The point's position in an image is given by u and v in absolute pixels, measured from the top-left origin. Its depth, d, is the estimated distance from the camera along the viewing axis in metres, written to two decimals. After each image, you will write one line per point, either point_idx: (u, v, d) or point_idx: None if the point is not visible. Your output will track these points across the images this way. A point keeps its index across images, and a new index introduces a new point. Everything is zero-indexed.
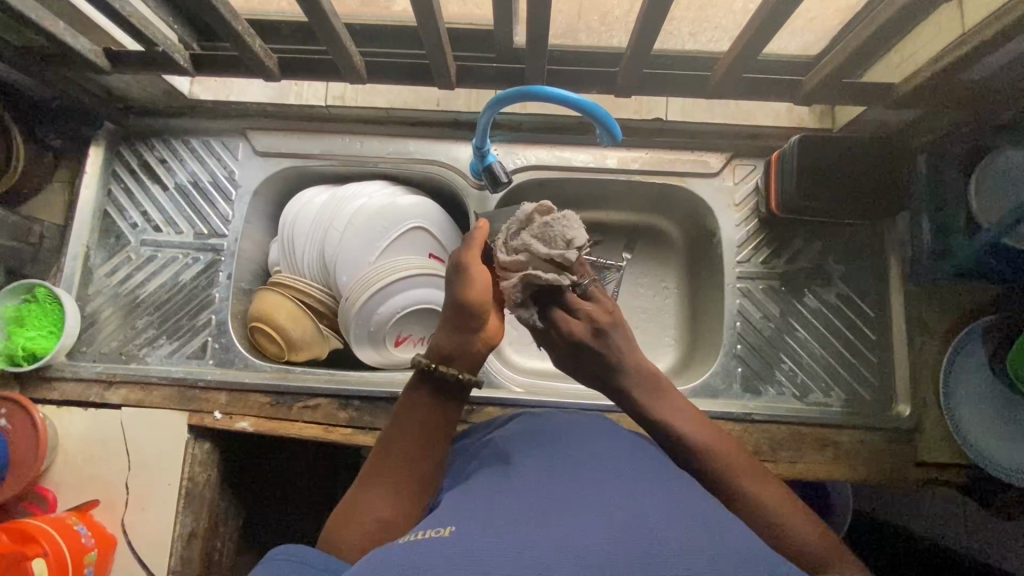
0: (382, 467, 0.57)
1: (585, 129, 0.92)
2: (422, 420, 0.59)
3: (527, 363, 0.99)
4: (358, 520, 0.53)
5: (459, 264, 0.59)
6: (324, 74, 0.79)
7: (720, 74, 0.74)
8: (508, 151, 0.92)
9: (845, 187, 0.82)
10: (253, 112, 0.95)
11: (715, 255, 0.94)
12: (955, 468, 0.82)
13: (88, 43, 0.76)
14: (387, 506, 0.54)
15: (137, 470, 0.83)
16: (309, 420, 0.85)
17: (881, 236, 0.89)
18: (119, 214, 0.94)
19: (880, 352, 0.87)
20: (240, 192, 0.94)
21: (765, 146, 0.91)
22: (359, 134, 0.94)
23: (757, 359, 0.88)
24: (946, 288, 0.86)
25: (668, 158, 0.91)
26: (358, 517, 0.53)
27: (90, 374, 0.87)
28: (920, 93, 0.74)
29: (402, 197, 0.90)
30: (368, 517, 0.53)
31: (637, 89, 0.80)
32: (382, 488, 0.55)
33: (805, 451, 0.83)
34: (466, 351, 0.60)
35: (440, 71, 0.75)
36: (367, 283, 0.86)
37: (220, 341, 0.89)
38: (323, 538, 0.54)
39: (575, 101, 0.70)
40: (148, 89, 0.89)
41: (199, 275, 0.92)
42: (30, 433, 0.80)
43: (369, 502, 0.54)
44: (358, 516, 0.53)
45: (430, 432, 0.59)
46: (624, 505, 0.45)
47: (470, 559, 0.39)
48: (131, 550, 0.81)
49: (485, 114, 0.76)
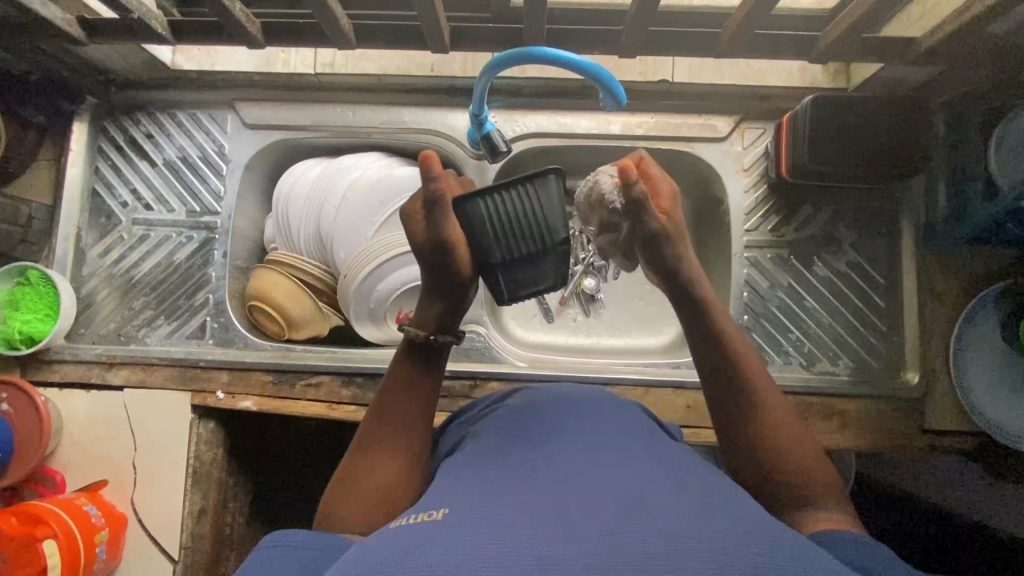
0: (380, 438, 0.58)
1: (586, 94, 0.88)
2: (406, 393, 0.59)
3: (530, 337, 0.98)
4: (360, 490, 0.54)
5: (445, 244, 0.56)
6: (311, 40, 0.75)
7: (730, 32, 0.70)
8: (507, 119, 0.88)
9: (860, 149, 0.79)
10: (240, 82, 0.91)
11: (722, 223, 0.92)
12: (961, 434, 0.82)
13: (60, 12, 0.72)
14: (388, 476, 0.55)
15: (143, 451, 0.83)
16: (312, 398, 0.85)
17: (894, 200, 0.86)
18: (108, 192, 0.91)
19: (890, 320, 0.86)
20: (231, 167, 0.91)
21: (775, 108, 0.88)
22: (351, 104, 0.90)
23: (764, 328, 0.87)
24: (960, 253, 0.83)
25: (674, 122, 0.88)
26: (358, 493, 0.54)
27: (90, 356, 0.86)
28: (942, 47, 0.70)
29: (399, 169, 0.88)
30: (367, 490, 0.54)
31: (642, 51, 0.75)
32: (382, 459, 0.56)
33: (812, 420, 0.82)
34: (439, 314, 0.60)
35: (432, 34, 0.71)
36: (366, 260, 0.84)
37: (219, 321, 0.88)
38: (323, 515, 0.54)
39: (575, 62, 0.67)
40: (129, 60, 0.85)
41: (194, 254, 0.90)
42: (32, 416, 0.80)
43: (371, 472, 0.55)
44: (358, 487, 0.55)
45: (415, 405, 0.59)
46: (630, 485, 0.44)
47: (472, 542, 0.38)
48: (141, 528, 0.82)
49: (482, 78, 0.72)
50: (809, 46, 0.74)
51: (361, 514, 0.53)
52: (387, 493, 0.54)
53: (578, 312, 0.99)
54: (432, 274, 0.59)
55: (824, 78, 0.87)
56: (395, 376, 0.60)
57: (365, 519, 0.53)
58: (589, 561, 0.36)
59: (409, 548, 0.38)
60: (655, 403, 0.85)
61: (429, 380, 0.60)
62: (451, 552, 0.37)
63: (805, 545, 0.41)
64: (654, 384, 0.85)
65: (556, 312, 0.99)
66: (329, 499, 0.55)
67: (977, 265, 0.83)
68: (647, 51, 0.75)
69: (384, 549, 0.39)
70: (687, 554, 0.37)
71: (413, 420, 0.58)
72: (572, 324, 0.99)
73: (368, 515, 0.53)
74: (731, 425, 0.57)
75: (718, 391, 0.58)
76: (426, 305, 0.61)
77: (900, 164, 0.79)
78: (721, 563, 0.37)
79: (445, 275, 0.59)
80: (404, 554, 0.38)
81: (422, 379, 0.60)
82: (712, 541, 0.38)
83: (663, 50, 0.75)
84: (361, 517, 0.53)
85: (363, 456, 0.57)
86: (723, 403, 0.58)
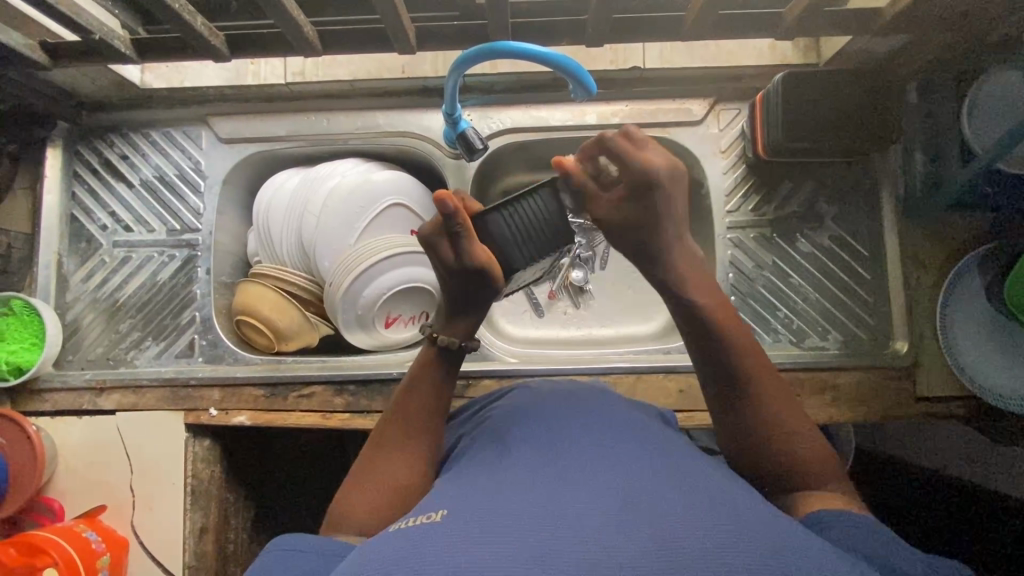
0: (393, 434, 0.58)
1: (559, 86, 0.87)
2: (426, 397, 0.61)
3: (522, 333, 0.98)
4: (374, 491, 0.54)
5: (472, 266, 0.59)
6: (277, 50, 0.75)
7: (693, 15, 0.70)
8: (482, 115, 0.88)
9: (833, 123, 0.79)
10: (211, 96, 0.90)
11: (703, 205, 0.92)
12: (954, 401, 0.82)
13: (21, 37, 0.71)
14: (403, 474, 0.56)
15: (139, 472, 0.82)
16: (307, 409, 0.84)
17: (873, 171, 0.87)
18: (87, 217, 0.91)
19: (875, 291, 0.86)
20: (209, 183, 0.90)
21: (748, 88, 0.88)
22: (325, 112, 0.90)
23: (752, 307, 0.87)
24: (942, 220, 0.84)
25: (648, 109, 0.87)
26: (370, 494, 0.54)
27: (79, 382, 0.86)
28: (908, 16, 0.70)
29: (377, 173, 0.87)
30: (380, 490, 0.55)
31: (609, 38, 0.75)
32: (396, 459, 0.57)
33: (805, 396, 0.82)
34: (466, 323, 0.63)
35: (397, 35, 0.71)
36: (350, 268, 0.84)
37: (207, 338, 0.88)
38: (331, 516, 0.54)
39: (542, 55, 0.66)
40: (97, 82, 0.84)
41: (177, 273, 0.90)
42: (25, 446, 0.80)
43: (384, 468, 0.56)
44: (368, 489, 0.55)
45: (435, 409, 0.60)
46: (624, 480, 0.43)
47: (467, 546, 0.38)
48: (143, 549, 0.81)
49: (451, 77, 0.72)
50: (775, 23, 0.74)
51: (375, 515, 0.53)
52: (401, 491, 0.55)
53: (568, 305, 0.99)
54: (463, 289, 0.62)
55: (794, 55, 0.87)
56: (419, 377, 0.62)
57: (378, 517, 0.53)
58: (587, 559, 0.36)
59: (408, 546, 0.39)
60: (647, 389, 0.85)
61: (445, 382, 0.62)
62: (443, 561, 0.37)
63: (802, 536, 0.40)
64: (646, 371, 0.85)
65: (546, 306, 0.99)
66: (341, 500, 0.55)
67: (961, 231, 0.83)
68: (613, 39, 0.75)
69: (381, 550, 0.39)
70: (686, 551, 0.37)
71: (428, 421, 0.59)
72: (562, 317, 0.99)
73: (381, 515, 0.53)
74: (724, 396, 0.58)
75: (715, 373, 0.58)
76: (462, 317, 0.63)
77: (876, 134, 0.80)
78: (717, 558, 0.36)
79: (478, 291, 0.62)
80: (401, 558, 0.38)
81: (440, 380, 0.62)
82: (709, 536, 0.38)
83: (631, 36, 0.75)
84: (373, 518, 0.53)
85: (377, 452, 0.58)
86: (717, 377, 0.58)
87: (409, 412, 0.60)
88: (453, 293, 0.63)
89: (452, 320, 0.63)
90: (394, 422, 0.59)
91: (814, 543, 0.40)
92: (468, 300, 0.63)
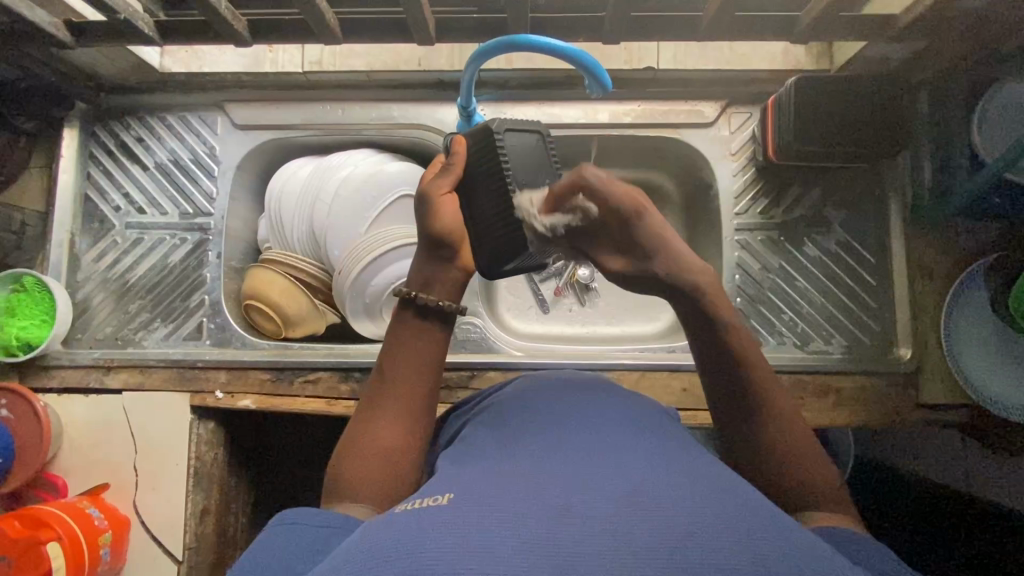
0: (382, 406, 0.56)
1: (573, 83, 0.88)
2: (409, 359, 0.58)
3: (526, 328, 0.98)
4: (363, 461, 0.53)
5: (437, 235, 0.59)
6: (298, 37, 0.76)
7: (710, 15, 0.71)
8: (495, 111, 0.89)
9: (845, 128, 0.79)
10: (229, 83, 0.91)
11: (712, 207, 0.93)
12: (954, 408, 0.83)
13: (47, 16, 0.72)
14: (391, 441, 0.55)
15: (144, 451, 0.83)
16: (311, 395, 0.85)
17: (882, 179, 0.87)
18: (101, 197, 0.92)
19: (880, 298, 0.87)
20: (223, 168, 0.91)
21: (760, 92, 0.89)
22: (340, 102, 0.91)
23: (757, 309, 0.88)
24: (948, 230, 0.84)
25: (659, 110, 0.88)
26: (362, 462, 0.53)
27: (87, 361, 0.86)
28: (922, 24, 0.71)
29: (390, 164, 0.88)
30: (371, 458, 0.54)
31: (626, 36, 0.76)
32: (385, 425, 0.55)
33: (808, 399, 0.83)
34: (451, 281, 0.60)
35: (418, 26, 0.71)
36: (360, 256, 0.84)
37: (215, 322, 0.89)
38: (325, 486, 0.54)
39: (561, 49, 0.67)
40: (118, 64, 0.85)
41: (188, 256, 0.91)
42: (31, 421, 0.80)
43: (373, 436, 0.55)
44: (359, 460, 0.53)
45: (422, 370, 0.58)
46: (631, 475, 0.43)
47: (477, 530, 0.38)
48: (144, 529, 0.82)
49: (468, 69, 0.72)
50: (790, 26, 0.74)
51: (369, 484, 0.52)
52: (392, 458, 0.54)
53: (573, 302, 1.00)
54: (432, 258, 0.60)
55: (808, 60, 0.88)
56: (399, 337, 0.58)
57: (373, 486, 0.52)
58: (592, 551, 0.36)
59: (414, 529, 0.39)
60: (649, 387, 0.86)
61: (431, 338, 0.59)
62: (446, 548, 0.37)
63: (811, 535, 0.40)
64: (649, 369, 0.86)
65: (551, 302, 1.00)
66: (333, 473, 0.54)
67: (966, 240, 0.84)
68: (630, 37, 0.76)
69: (387, 531, 0.40)
70: (692, 544, 0.37)
71: (422, 391, 0.57)
72: (567, 314, 0.99)
73: (376, 484, 0.52)
74: (730, 424, 0.58)
75: (723, 398, 0.58)
76: (441, 272, 0.60)
77: (884, 141, 0.80)
78: (727, 549, 0.37)
79: (451, 259, 0.60)
80: (406, 543, 0.38)
81: (423, 338, 0.59)
82: (717, 531, 0.38)
83: (647, 35, 0.76)
84: (369, 485, 0.52)
85: (367, 418, 0.56)
86: (727, 400, 0.58)
87: (396, 377, 0.57)
88: (427, 260, 0.60)
89: (431, 274, 0.60)
90: (382, 386, 0.57)
91: (819, 540, 0.40)
92: (452, 257, 0.60)
